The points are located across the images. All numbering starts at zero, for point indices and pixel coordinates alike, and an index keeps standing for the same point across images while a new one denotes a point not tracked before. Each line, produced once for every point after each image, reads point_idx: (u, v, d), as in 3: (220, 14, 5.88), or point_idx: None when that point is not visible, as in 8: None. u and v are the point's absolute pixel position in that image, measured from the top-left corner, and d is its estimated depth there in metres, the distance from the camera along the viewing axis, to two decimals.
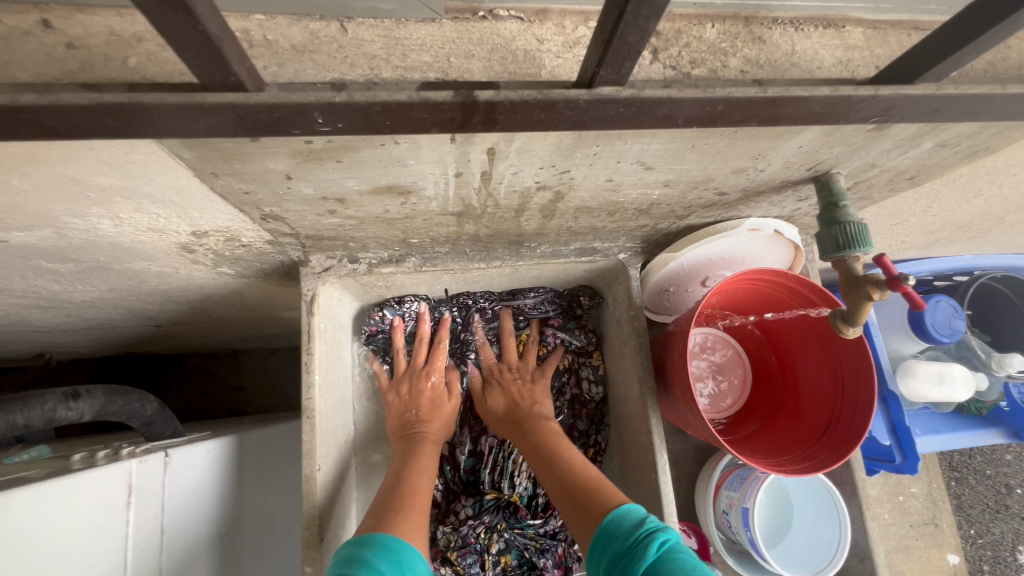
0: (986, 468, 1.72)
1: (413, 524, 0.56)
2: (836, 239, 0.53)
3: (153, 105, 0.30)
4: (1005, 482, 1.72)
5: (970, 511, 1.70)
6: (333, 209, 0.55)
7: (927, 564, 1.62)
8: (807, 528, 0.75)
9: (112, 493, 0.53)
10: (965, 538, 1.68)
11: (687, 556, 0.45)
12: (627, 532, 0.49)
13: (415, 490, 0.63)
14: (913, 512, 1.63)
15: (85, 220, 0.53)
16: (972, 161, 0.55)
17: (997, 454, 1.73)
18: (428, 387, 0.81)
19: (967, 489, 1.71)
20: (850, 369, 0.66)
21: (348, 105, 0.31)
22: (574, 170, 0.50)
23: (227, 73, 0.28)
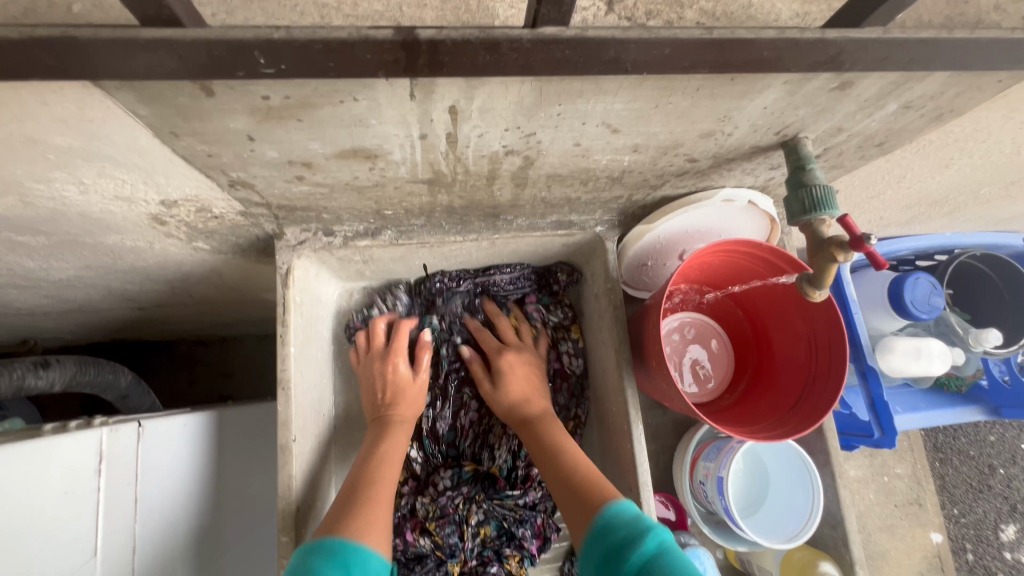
0: (969, 448, 1.75)
1: (368, 519, 0.58)
2: (803, 202, 0.54)
3: (89, 39, 0.32)
4: (988, 462, 1.74)
5: (954, 492, 1.70)
6: (301, 176, 0.54)
7: (910, 542, 1.64)
8: (782, 497, 0.76)
9: (80, 459, 0.53)
10: (950, 517, 1.70)
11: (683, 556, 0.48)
12: (624, 527, 0.52)
13: (379, 478, 0.65)
14: (898, 492, 1.67)
15: (49, 186, 0.52)
16: (938, 125, 0.56)
17: (980, 434, 1.76)
18: (394, 371, 0.78)
19: (951, 470, 1.71)
20: (823, 337, 0.67)
21: (287, 43, 0.33)
22: (540, 133, 0.50)
23: (161, 6, 0.31)
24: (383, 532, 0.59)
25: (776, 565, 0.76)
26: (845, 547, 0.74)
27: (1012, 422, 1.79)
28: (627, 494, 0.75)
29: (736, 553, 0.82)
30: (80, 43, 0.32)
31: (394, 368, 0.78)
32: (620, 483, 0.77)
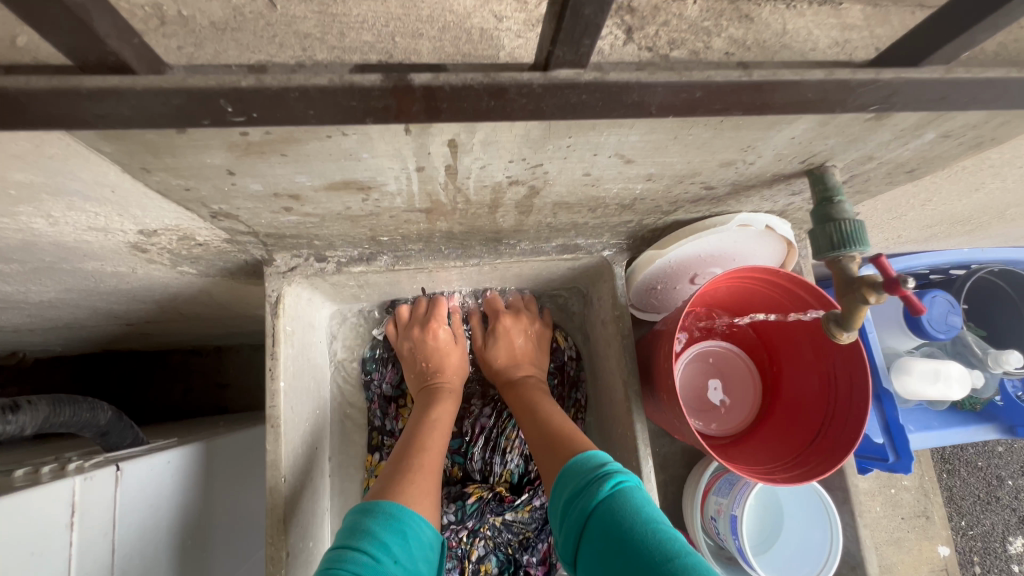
0: (977, 460, 1.71)
1: (420, 487, 0.56)
2: (830, 237, 0.50)
3: (24, 88, 0.27)
4: (996, 475, 1.71)
5: (961, 504, 1.69)
6: (288, 207, 0.50)
7: (918, 556, 1.61)
8: (798, 535, 0.73)
9: (51, 513, 0.49)
10: (956, 530, 1.67)
11: (644, 495, 0.48)
12: (580, 470, 0.52)
13: (425, 446, 0.64)
14: (905, 506, 1.63)
15: (16, 219, 0.48)
16: (976, 153, 0.52)
17: (988, 446, 1.72)
18: (435, 336, 0.79)
19: (958, 482, 1.69)
20: (843, 374, 0.63)
21: (257, 90, 0.29)
22: (547, 163, 0.46)
23: (104, 52, 0.26)
24: (430, 495, 0.57)
25: None
26: None
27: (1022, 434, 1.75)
28: None
29: None
30: (20, 85, 0.28)
31: (434, 334, 0.79)
32: None
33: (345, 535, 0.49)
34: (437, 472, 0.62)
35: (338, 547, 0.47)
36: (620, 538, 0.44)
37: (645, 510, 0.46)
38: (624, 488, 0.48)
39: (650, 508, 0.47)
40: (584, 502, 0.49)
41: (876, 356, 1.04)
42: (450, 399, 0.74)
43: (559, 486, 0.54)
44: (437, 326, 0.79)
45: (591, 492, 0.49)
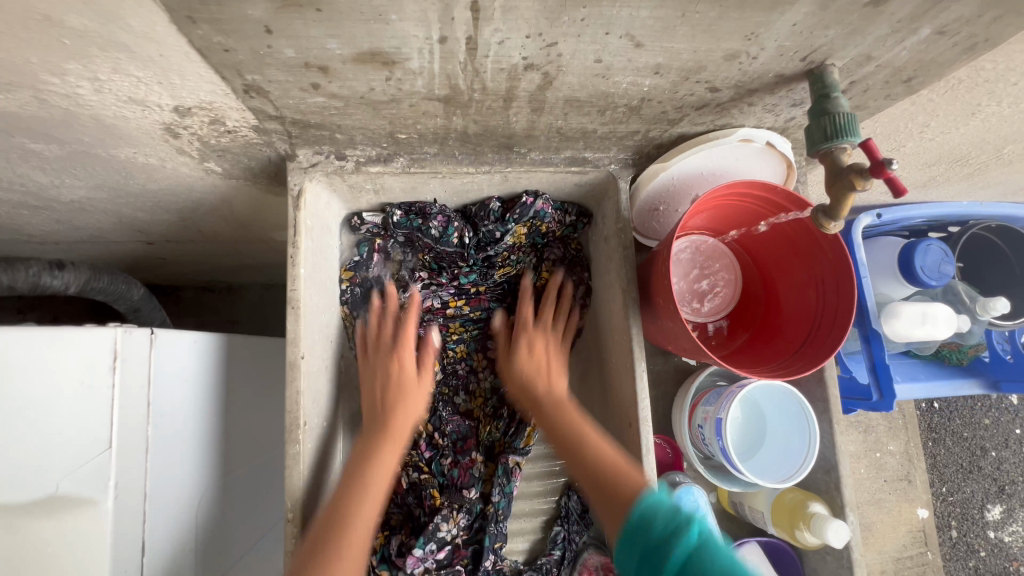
0: (962, 429, 1.77)
1: (352, 554, 0.58)
2: (824, 129, 0.53)
3: None
4: (980, 445, 1.76)
5: (944, 471, 1.75)
6: (316, 82, 0.54)
7: (897, 516, 1.68)
8: (779, 442, 0.77)
9: (95, 354, 0.54)
10: (937, 495, 1.74)
11: (726, 552, 0.48)
12: (660, 522, 0.51)
13: (358, 509, 0.62)
14: (889, 469, 1.69)
15: (64, 80, 0.52)
16: (970, 59, 0.54)
17: (975, 417, 1.77)
18: (398, 371, 0.77)
19: (942, 450, 1.76)
20: (831, 282, 0.67)
21: None
22: (561, 43, 0.49)
23: None
24: (363, 546, 0.60)
25: (768, 507, 0.77)
26: (837, 490, 0.75)
27: (1009, 404, 1.80)
28: (626, 429, 0.77)
29: (729, 496, 0.83)
30: None
31: (399, 365, 0.78)
32: (619, 416, 0.79)
33: None
34: (368, 520, 0.62)
35: None
36: None
37: (734, 568, 0.47)
38: (708, 544, 0.49)
39: (737, 567, 0.47)
40: (663, 561, 0.49)
41: (868, 299, 1.08)
42: (392, 448, 0.70)
43: (624, 543, 0.53)
44: (405, 358, 0.78)
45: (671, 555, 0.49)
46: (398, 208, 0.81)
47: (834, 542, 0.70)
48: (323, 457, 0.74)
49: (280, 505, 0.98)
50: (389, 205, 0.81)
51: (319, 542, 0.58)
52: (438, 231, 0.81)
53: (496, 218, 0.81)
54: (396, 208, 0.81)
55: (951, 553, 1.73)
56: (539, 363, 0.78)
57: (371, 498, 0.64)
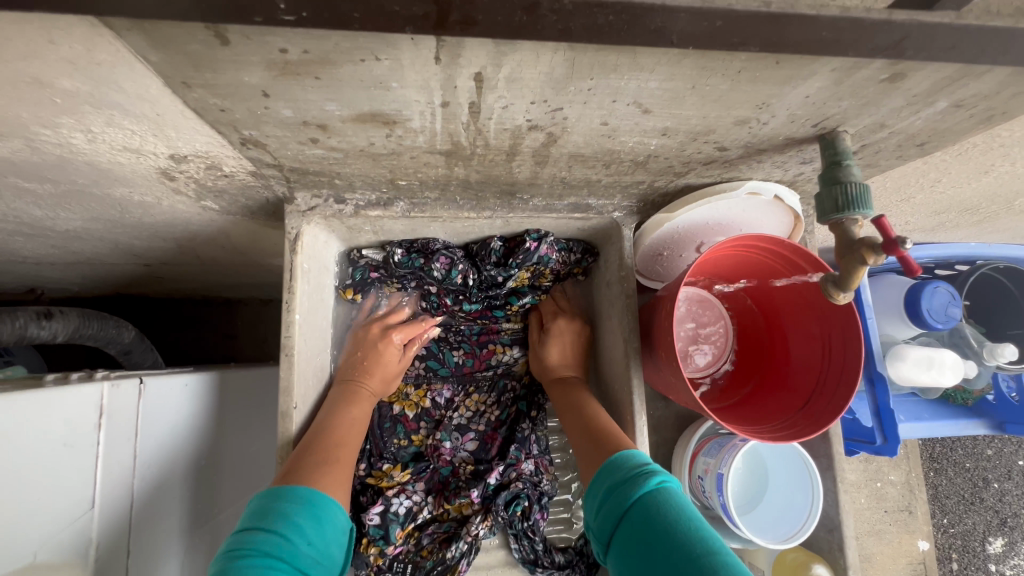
0: (965, 461, 1.75)
1: (335, 476, 0.60)
2: (836, 199, 0.51)
3: None
4: (982, 475, 1.74)
5: (945, 502, 1.72)
6: (315, 138, 0.52)
7: (897, 548, 1.66)
8: (781, 498, 0.75)
9: (78, 412, 0.52)
10: (937, 526, 1.71)
11: (684, 497, 0.52)
12: (628, 468, 0.56)
13: (343, 440, 0.65)
14: (889, 499, 1.68)
15: (57, 132, 0.51)
16: (987, 128, 0.53)
17: (979, 449, 1.75)
18: (389, 345, 0.79)
19: (944, 480, 1.72)
20: (838, 341, 0.65)
21: None
22: (567, 108, 0.47)
23: None
24: (344, 486, 0.61)
25: (769, 565, 0.75)
26: (840, 551, 0.73)
27: (1013, 439, 1.77)
28: None
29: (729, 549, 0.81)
30: None
31: (389, 340, 0.80)
32: None
33: (253, 517, 0.53)
34: (351, 464, 0.65)
35: (246, 527, 0.51)
36: (657, 522, 0.49)
37: (687, 509, 0.50)
38: (667, 489, 0.53)
39: (689, 508, 0.50)
40: (624, 493, 0.53)
41: (872, 341, 1.07)
42: (364, 399, 0.73)
43: (596, 482, 0.58)
44: (399, 333, 0.80)
45: (631, 487, 0.53)
46: (398, 247, 0.80)
47: None
48: None
49: None
50: (389, 244, 0.80)
51: (299, 462, 0.60)
52: (441, 272, 0.79)
53: (498, 259, 0.80)
54: (396, 245, 0.80)
55: None
56: (567, 343, 0.82)
57: (347, 451, 0.65)
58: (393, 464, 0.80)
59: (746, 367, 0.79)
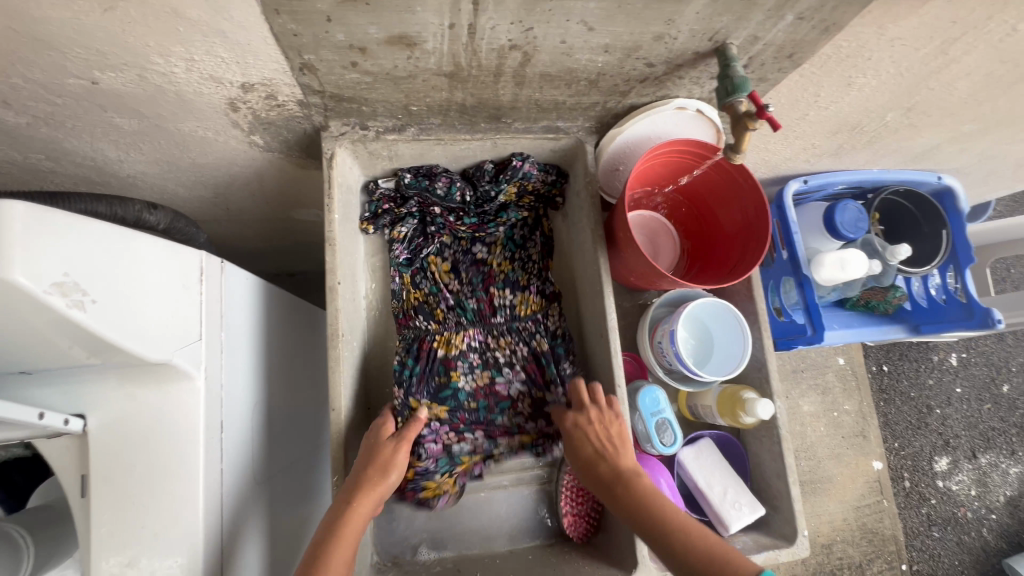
0: (909, 390, 1.87)
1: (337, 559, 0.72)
2: (727, 88, 0.73)
3: None
4: (926, 403, 1.87)
5: (895, 428, 1.84)
6: (355, 60, 0.72)
7: (855, 470, 1.77)
8: (723, 349, 0.96)
9: (188, 266, 0.70)
10: (890, 449, 1.82)
11: None
12: None
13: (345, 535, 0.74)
14: (846, 426, 1.79)
15: (166, 61, 0.69)
16: (829, 39, 0.76)
17: (921, 379, 1.88)
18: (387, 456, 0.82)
19: (893, 409, 1.85)
20: (750, 202, 0.88)
21: None
22: (535, 27, 0.69)
23: None
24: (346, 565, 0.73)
25: (715, 401, 0.96)
26: (767, 382, 0.94)
27: (948, 365, 1.91)
28: (599, 342, 0.95)
29: (688, 403, 1.03)
30: None
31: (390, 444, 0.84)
32: (594, 333, 0.97)
33: None
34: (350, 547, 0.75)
35: None
36: None
37: None
38: None
39: None
40: None
41: (799, 251, 1.30)
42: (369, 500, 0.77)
43: None
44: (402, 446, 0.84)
45: None
46: (407, 172, 0.98)
47: (764, 418, 0.90)
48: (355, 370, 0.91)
49: (313, 445, 1.12)
50: (400, 170, 0.99)
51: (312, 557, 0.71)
52: (443, 190, 0.98)
53: (491, 178, 0.99)
54: (406, 171, 0.99)
55: (906, 501, 1.81)
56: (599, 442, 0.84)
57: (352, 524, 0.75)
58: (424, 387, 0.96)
59: (696, 242, 1.03)
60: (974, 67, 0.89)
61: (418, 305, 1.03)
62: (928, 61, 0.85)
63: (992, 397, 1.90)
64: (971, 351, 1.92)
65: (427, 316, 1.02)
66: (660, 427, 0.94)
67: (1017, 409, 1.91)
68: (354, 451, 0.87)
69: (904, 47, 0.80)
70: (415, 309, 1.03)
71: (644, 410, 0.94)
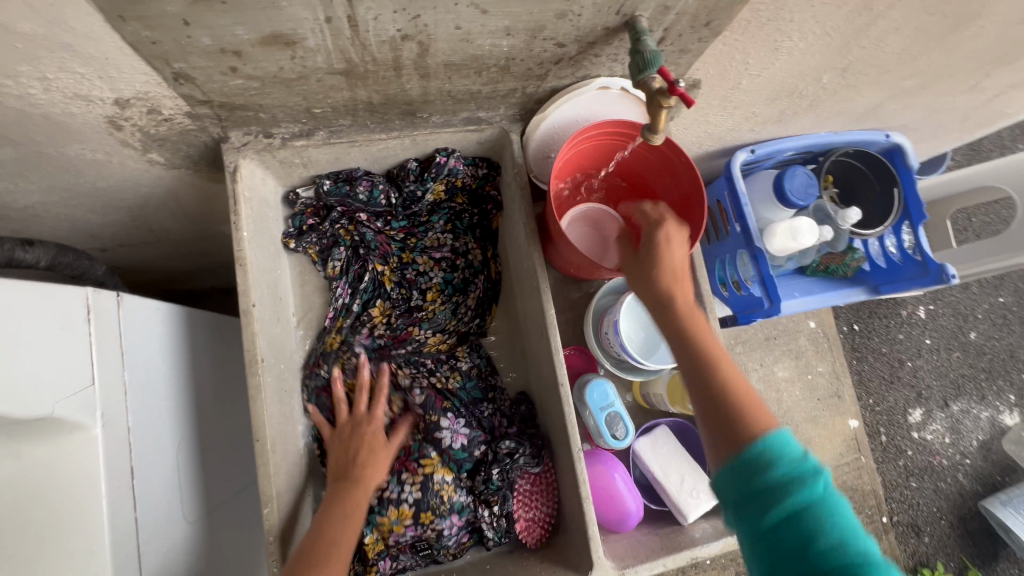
0: (881, 347, 1.88)
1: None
2: (638, 65, 0.69)
3: None
4: (897, 357, 1.88)
5: (869, 385, 1.85)
6: (233, 65, 0.66)
7: (832, 430, 1.76)
8: (670, 335, 0.93)
9: (69, 306, 0.64)
10: (865, 407, 1.83)
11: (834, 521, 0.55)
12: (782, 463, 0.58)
13: (335, 544, 0.74)
14: (820, 388, 1.78)
15: (17, 82, 0.62)
16: (744, 3, 0.72)
17: (891, 334, 1.89)
18: (370, 432, 0.88)
19: (866, 366, 1.85)
20: (682, 177, 0.84)
21: None
22: (423, 15, 0.63)
23: None
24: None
25: (664, 388, 0.94)
26: None
27: (917, 319, 1.92)
28: (541, 338, 0.91)
29: (642, 390, 1.00)
30: None
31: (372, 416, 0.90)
32: (535, 329, 0.93)
33: None
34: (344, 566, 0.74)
35: None
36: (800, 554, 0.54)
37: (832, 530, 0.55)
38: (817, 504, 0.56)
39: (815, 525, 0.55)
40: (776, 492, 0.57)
41: (751, 223, 1.26)
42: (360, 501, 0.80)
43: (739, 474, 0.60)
44: (377, 417, 0.90)
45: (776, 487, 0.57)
46: (325, 178, 0.93)
47: None
48: (284, 393, 0.86)
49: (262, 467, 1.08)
50: (319, 176, 0.93)
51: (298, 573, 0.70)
52: (365, 194, 0.93)
53: (416, 176, 0.94)
54: (324, 177, 0.93)
55: (883, 456, 1.82)
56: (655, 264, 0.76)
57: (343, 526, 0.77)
58: None
59: None
60: (903, 21, 0.85)
61: (350, 362, 0.96)
62: (854, 19, 0.81)
63: (960, 346, 1.92)
64: (938, 303, 1.93)
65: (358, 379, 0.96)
66: (611, 420, 0.91)
67: (985, 355, 1.93)
68: (288, 478, 0.84)
69: (826, 5, 0.76)
70: (342, 353, 0.96)
71: (593, 405, 0.92)
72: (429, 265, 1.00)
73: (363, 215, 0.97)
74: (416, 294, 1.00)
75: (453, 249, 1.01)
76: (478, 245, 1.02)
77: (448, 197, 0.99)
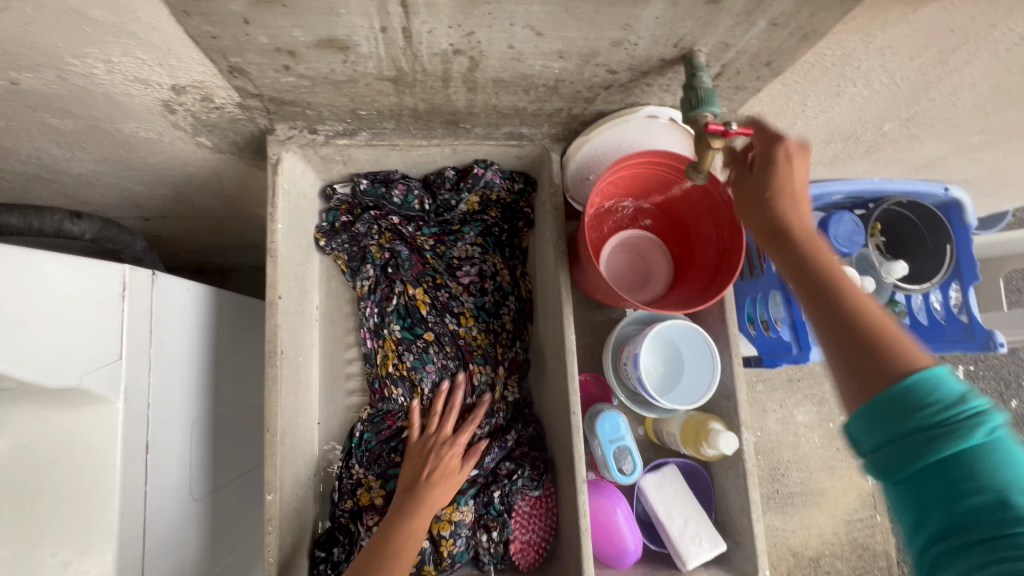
0: None
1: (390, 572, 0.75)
2: (691, 101, 0.67)
3: None
4: None
5: None
6: (287, 64, 0.67)
7: (848, 481, 1.62)
8: (690, 382, 0.89)
9: (105, 282, 0.66)
10: None
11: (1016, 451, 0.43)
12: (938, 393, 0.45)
13: (400, 549, 0.78)
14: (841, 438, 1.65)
15: (83, 62, 0.65)
16: (809, 47, 0.69)
17: None
18: (449, 457, 0.88)
19: None
20: (723, 215, 0.82)
21: None
22: (477, 32, 0.63)
23: None
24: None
25: (678, 428, 0.92)
26: (734, 413, 0.89)
27: None
28: (558, 362, 0.90)
29: (654, 425, 0.98)
30: None
31: (450, 454, 0.88)
32: (553, 351, 0.92)
33: None
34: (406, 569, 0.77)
35: None
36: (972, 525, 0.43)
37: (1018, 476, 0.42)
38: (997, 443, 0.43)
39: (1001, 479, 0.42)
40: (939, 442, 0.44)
41: None
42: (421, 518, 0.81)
43: (889, 410, 0.47)
44: (457, 445, 0.89)
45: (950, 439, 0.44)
46: (364, 177, 0.93)
47: (726, 451, 0.84)
48: (297, 386, 0.87)
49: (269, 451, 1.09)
50: (357, 175, 0.94)
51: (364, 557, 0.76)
52: (399, 198, 0.94)
53: (452, 185, 0.94)
54: (363, 177, 0.94)
55: None
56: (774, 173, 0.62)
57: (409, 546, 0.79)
58: (375, 479, 0.93)
59: (668, 257, 0.96)
60: (978, 78, 0.81)
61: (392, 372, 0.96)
62: (925, 71, 0.77)
63: None
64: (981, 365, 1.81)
65: (403, 391, 0.96)
66: (619, 454, 0.89)
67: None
68: (293, 472, 0.85)
69: (897, 56, 0.72)
70: (389, 376, 0.96)
71: (604, 437, 0.89)
72: (459, 289, 1.00)
73: (395, 218, 0.97)
74: (449, 318, 0.98)
75: (484, 265, 1.01)
76: (507, 261, 1.02)
77: (483, 210, 0.99)
